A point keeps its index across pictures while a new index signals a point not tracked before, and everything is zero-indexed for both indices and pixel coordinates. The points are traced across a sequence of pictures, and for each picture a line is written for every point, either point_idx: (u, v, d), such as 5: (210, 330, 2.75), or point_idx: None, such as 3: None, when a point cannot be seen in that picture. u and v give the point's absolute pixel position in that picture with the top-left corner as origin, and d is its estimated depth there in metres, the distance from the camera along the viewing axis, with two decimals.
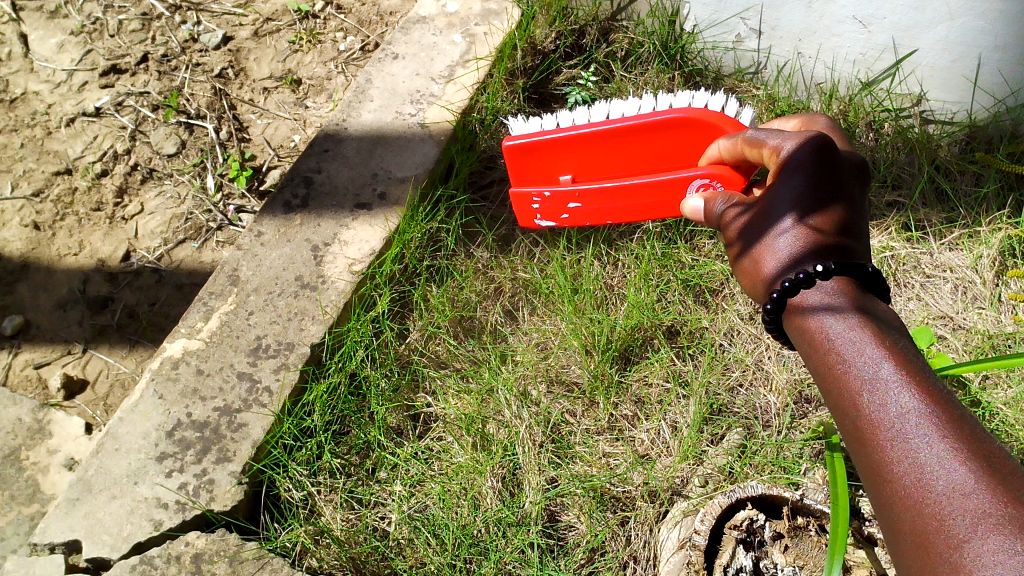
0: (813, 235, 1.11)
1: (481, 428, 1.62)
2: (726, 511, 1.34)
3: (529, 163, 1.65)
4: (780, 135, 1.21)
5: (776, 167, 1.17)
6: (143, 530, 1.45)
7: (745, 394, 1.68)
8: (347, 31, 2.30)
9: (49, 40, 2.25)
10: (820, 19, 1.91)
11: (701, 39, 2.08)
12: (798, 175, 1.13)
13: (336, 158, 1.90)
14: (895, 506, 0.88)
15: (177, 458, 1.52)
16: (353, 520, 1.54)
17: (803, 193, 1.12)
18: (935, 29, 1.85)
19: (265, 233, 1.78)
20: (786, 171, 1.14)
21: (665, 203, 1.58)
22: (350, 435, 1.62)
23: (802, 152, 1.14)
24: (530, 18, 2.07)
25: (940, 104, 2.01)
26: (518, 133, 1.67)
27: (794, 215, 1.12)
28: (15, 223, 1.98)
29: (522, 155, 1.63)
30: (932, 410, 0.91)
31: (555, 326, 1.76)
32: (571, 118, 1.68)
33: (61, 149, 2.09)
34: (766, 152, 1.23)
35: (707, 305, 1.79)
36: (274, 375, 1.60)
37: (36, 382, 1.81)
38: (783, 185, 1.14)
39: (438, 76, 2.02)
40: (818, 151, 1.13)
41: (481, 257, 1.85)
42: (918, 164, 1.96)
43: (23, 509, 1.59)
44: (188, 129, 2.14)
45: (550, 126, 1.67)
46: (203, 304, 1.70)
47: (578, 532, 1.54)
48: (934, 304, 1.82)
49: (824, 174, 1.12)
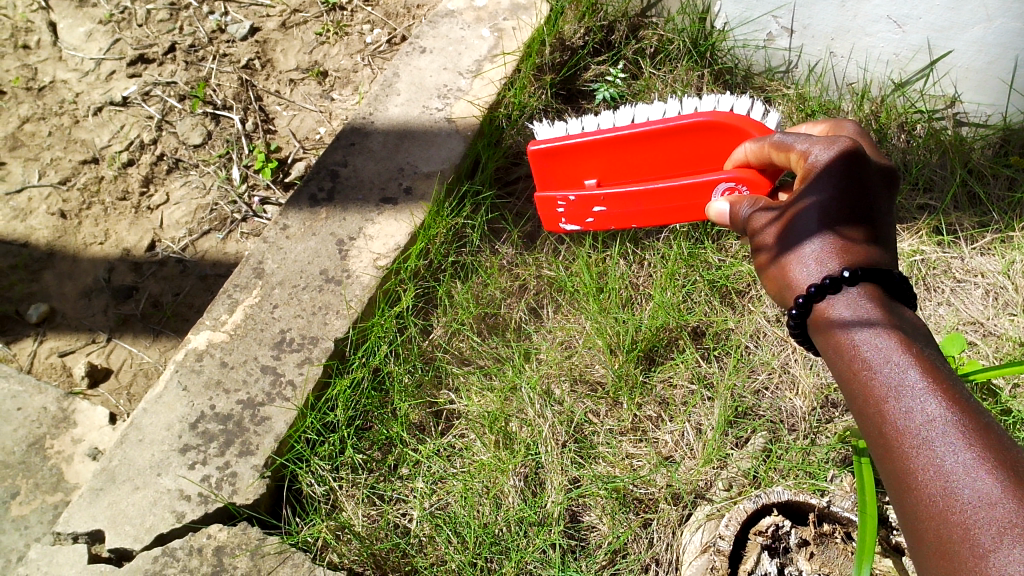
0: (840, 241, 1.07)
1: (504, 425, 1.61)
2: (751, 516, 1.33)
3: (552, 167, 1.64)
4: (808, 139, 1.17)
5: (803, 173, 1.14)
6: (166, 521, 1.45)
7: (770, 397, 1.67)
8: (374, 24, 2.29)
9: (78, 28, 2.25)
10: (854, 18, 1.89)
11: (732, 37, 2.05)
12: (826, 180, 1.10)
13: (362, 152, 1.89)
14: (918, 514, 0.85)
15: (200, 451, 1.52)
16: (374, 516, 1.54)
17: (830, 199, 1.08)
18: (970, 31, 1.82)
19: (290, 227, 1.78)
20: (813, 177, 1.11)
21: (691, 206, 1.56)
22: (372, 431, 1.61)
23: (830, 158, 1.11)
24: (558, 14, 2.06)
25: (975, 106, 1.98)
26: (542, 137, 1.65)
27: (821, 222, 1.09)
28: (42, 211, 1.98)
29: (545, 160, 1.63)
30: (959, 417, 0.87)
31: (580, 324, 1.74)
32: (596, 122, 1.65)
33: (88, 138, 2.09)
34: (794, 156, 1.20)
35: (733, 306, 1.78)
36: (298, 369, 1.60)
37: (60, 370, 1.82)
38: (810, 189, 1.11)
39: (465, 71, 2.00)
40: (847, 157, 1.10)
41: (506, 254, 1.84)
42: (950, 168, 1.93)
43: (47, 497, 1.60)
44: (214, 120, 2.15)
45: (574, 131, 1.65)
46: (228, 296, 1.70)
47: (600, 533, 1.53)
48: (965, 310, 1.79)
49: (852, 180, 1.08)
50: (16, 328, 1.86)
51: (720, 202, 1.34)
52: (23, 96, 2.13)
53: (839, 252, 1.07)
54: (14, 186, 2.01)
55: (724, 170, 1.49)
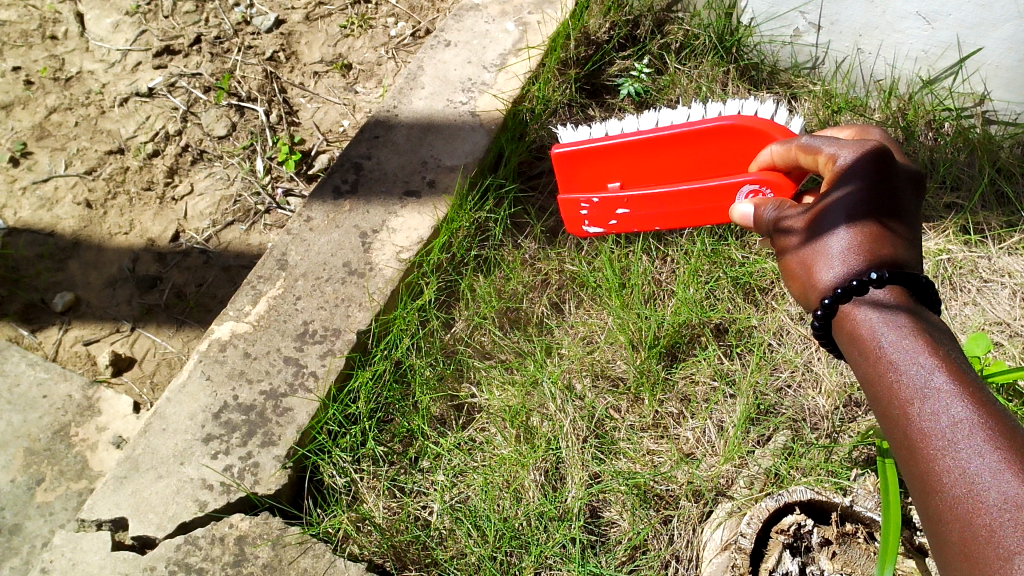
0: (869, 241, 1.05)
1: (525, 420, 1.61)
2: (773, 515, 1.32)
3: (576, 170, 1.63)
4: (836, 143, 1.16)
5: (830, 176, 1.13)
6: (189, 510, 1.46)
7: (793, 395, 1.66)
8: (398, 17, 2.30)
9: (104, 19, 2.27)
10: (883, 14, 1.87)
11: (758, 33, 2.04)
12: (854, 183, 1.08)
13: (386, 145, 1.89)
14: (943, 517, 0.83)
15: (222, 441, 1.53)
16: (395, 508, 1.54)
17: (859, 201, 1.07)
18: (1001, 28, 1.80)
19: (314, 218, 1.78)
20: (841, 179, 1.10)
21: (715, 209, 1.56)
22: (394, 423, 1.62)
23: (859, 161, 1.09)
24: (583, 7, 2.05)
25: (1004, 104, 1.96)
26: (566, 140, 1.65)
27: (849, 223, 1.06)
28: (68, 200, 1.99)
29: (569, 162, 1.62)
30: (985, 419, 0.85)
31: (602, 320, 1.74)
32: (619, 127, 1.65)
33: (114, 129, 2.10)
34: (822, 159, 1.18)
35: (757, 303, 1.77)
36: (320, 361, 1.61)
37: (85, 359, 1.83)
38: (837, 192, 1.10)
39: (490, 65, 2.00)
40: (875, 161, 1.09)
41: (529, 248, 1.83)
42: (978, 166, 1.91)
43: (72, 484, 1.61)
44: (238, 112, 2.15)
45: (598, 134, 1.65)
46: (251, 287, 1.70)
47: (620, 529, 1.53)
48: (991, 310, 1.77)
49: (880, 184, 1.08)
50: (42, 316, 1.88)
51: (747, 204, 1.33)
52: (50, 86, 2.14)
53: (868, 250, 1.05)
54: (41, 175, 2.02)
55: (748, 172, 1.49)
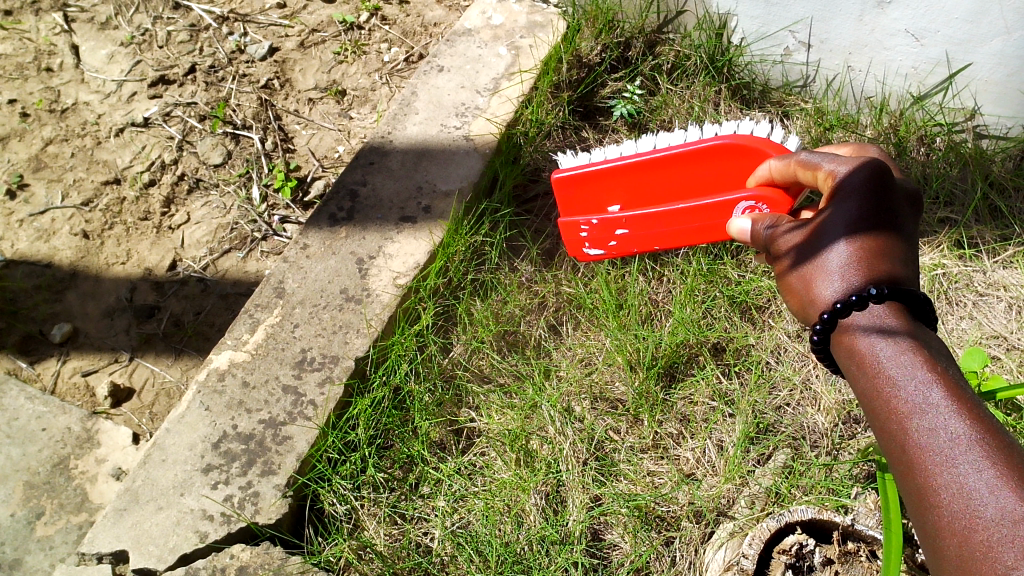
0: (868, 257, 1.04)
1: (524, 443, 1.62)
2: (775, 535, 1.32)
3: (577, 194, 1.64)
4: (835, 160, 1.17)
5: (830, 192, 1.13)
6: (189, 541, 1.45)
7: (792, 413, 1.66)
8: (392, 42, 2.33)
9: (100, 51, 2.29)
10: (872, 32, 1.89)
11: (749, 53, 2.06)
12: (852, 200, 1.08)
13: (382, 171, 1.90)
14: (940, 532, 0.83)
15: (222, 470, 1.52)
16: (396, 535, 1.54)
17: (856, 216, 1.07)
18: (989, 44, 1.82)
19: (310, 246, 1.79)
20: (839, 196, 1.10)
21: (713, 227, 1.55)
22: (394, 450, 1.61)
23: (859, 181, 1.09)
24: (575, 31, 2.08)
25: (995, 118, 1.97)
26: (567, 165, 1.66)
27: (847, 238, 1.06)
28: (65, 232, 2.00)
29: (572, 187, 1.63)
30: (983, 435, 0.85)
31: (600, 341, 1.74)
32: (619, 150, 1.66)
33: (110, 159, 2.11)
34: (821, 175, 1.19)
35: (754, 321, 1.78)
36: (319, 389, 1.61)
37: (83, 390, 1.83)
38: (836, 209, 1.09)
39: (483, 89, 2.02)
40: (873, 176, 1.08)
41: (525, 270, 1.84)
42: (971, 180, 1.92)
43: (72, 517, 1.60)
44: (234, 140, 2.17)
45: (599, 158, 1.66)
46: (249, 316, 1.70)
47: (622, 551, 1.52)
48: (988, 324, 1.78)
49: (878, 198, 1.07)
50: (40, 348, 1.87)
51: (745, 224, 1.34)
52: (46, 118, 2.15)
53: (870, 257, 1.05)
54: (37, 208, 2.03)
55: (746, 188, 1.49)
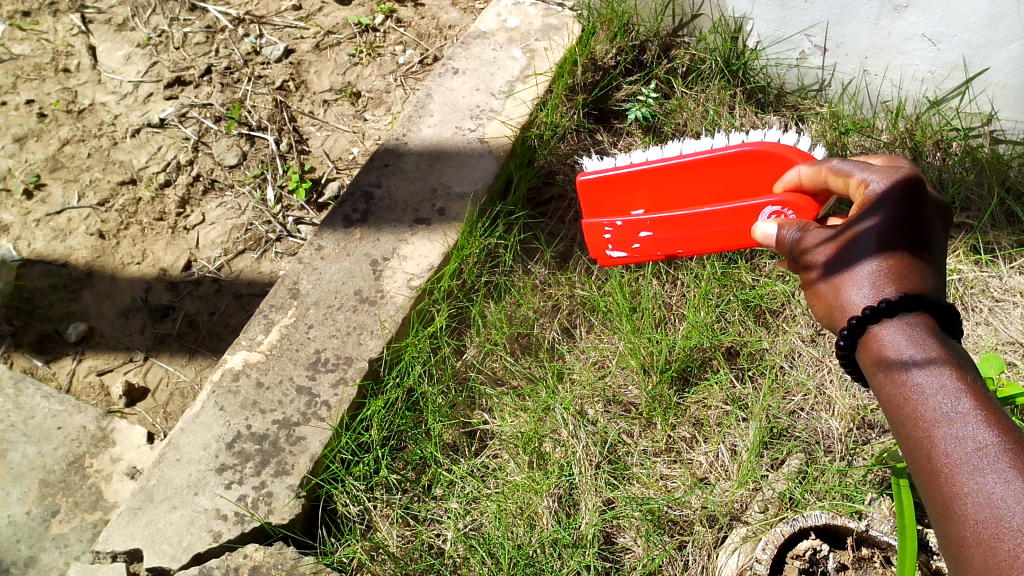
0: (899, 269, 1.04)
1: (537, 446, 1.61)
2: (788, 540, 1.32)
3: (600, 197, 1.64)
4: (867, 169, 1.16)
5: (863, 203, 1.11)
6: (203, 541, 1.46)
7: (806, 418, 1.66)
8: (406, 45, 2.35)
9: (117, 52, 2.30)
10: (888, 36, 1.89)
11: (764, 56, 2.07)
12: (884, 213, 1.07)
13: (396, 173, 1.90)
14: (964, 540, 0.83)
15: (236, 470, 1.53)
16: (408, 537, 1.54)
17: (888, 228, 1.06)
18: (1007, 48, 1.81)
19: (325, 248, 1.79)
20: (870, 208, 1.09)
21: (739, 228, 1.53)
22: (407, 451, 1.62)
23: (893, 195, 1.09)
24: (590, 34, 2.08)
25: (1012, 123, 1.96)
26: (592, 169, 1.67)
27: (879, 249, 1.05)
28: (81, 231, 2.01)
29: (596, 190, 1.63)
30: (1012, 445, 0.85)
31: (613, 344, 1.74)
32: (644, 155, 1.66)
33: (126, 160, 2.12)
34: (853, 184, 1.18)
35: (768, 326, 1.77)
36: (332, 390, 1.61)
37: (98, 389, 1.84)
38: (868, 219, 1.08)
39: (498, 92, 2.02)
40: (907, 191, 1.08)
41: (539, 273, 1.84)
42: (987, 186, 1.92)
43: (87, 516, 1.61)
44: (249, 141, 2.18)
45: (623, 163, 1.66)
46: (263, 317, 1.71)
47: (635, 555, 1.52)
48: (1004, 330, 1.76)
49: (908, 213, 1.07)
50: (56, 347, 1.88)
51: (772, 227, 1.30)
52: (63, 119, 2.16)
53: (899, 271, 1.04)
54: (54, 207, 2.04)
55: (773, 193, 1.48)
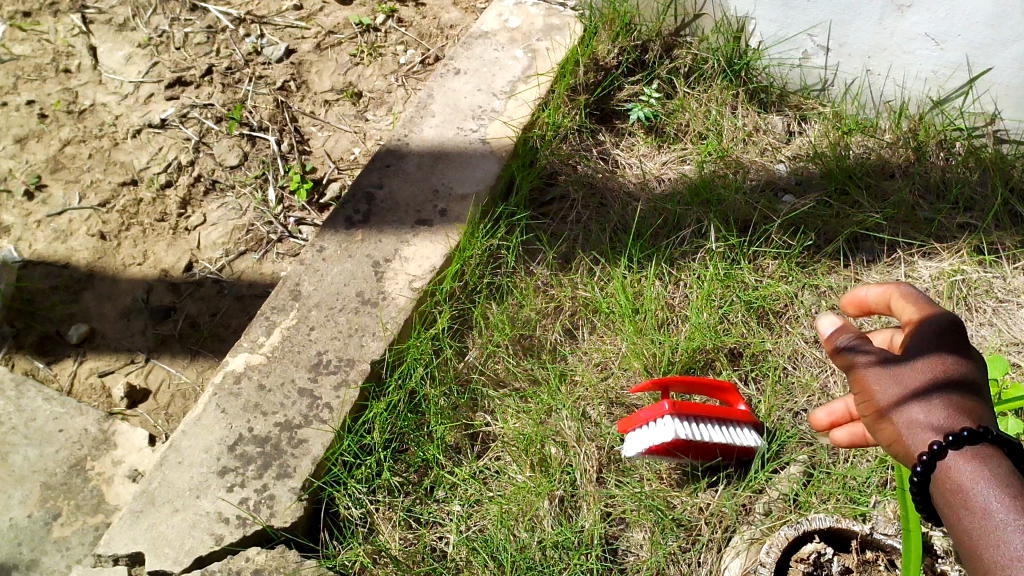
0: (960, 400, 0.81)
1: (540, 448, 1.60)
2: (792, 544, 1.31)
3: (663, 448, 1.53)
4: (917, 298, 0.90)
5: (913, 332, 0.87)
6: (205, 544, 1.46)
7: (809, 420, 1.65)
8: (408, 44, 2.34)
9: (117, 52, 2.30)
10: (892, 35, 1.89)
11: (766, 56, 2.06)
12: (932, 335, 0.85)
13: (398, 174, 1.89)
14: None
15: (238, 473, 1.52)
16: (411, 539, 1.54)
17: (943, 351, 0.84)
18: (1011, 47, 1.81)
19: (326, 249, 1.79)
20: (914, 334, 0.87)
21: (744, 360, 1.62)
22: (409, 453, 1.61)
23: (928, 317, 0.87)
24: (591, 34, 2.08)
25: (1016, 123, 1.95)
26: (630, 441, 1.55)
27: (936, 375, 0.82)
28: (83, 232, 2.00)
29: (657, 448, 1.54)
30: None
31: (616, 346, 1.74)
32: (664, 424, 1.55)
33: (127, 161, 2.12)
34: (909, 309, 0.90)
35: (771, 327, 1.77)
36: (335, 392, 1.61)
37: (100, 391, 1.83)
38: (917, 347, 0.85)
39: (500, 92, 2.02)
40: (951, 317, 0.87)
41: (541, 275, 1.83)
42: (991, 186, 1.91)
43: (88, 518, 1.60)
44: (250, 141, 2.17)
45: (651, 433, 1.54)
46: (265, 318, 1.70)
47: (638, 558, 1.52)
48: (1008, 330, 1.75)
49: (960, 341, 0.85)
50: (57, 349, 1.87)
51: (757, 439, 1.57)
52: (64, 119, 2.16)
53: (966, 418, 0.80)
54: (55, 208, 2.03)
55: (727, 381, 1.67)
